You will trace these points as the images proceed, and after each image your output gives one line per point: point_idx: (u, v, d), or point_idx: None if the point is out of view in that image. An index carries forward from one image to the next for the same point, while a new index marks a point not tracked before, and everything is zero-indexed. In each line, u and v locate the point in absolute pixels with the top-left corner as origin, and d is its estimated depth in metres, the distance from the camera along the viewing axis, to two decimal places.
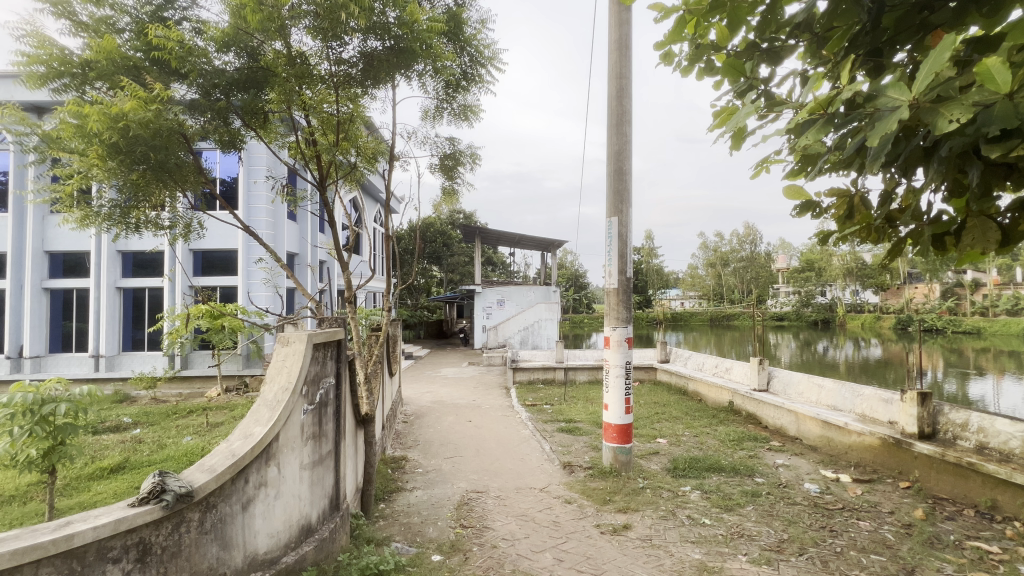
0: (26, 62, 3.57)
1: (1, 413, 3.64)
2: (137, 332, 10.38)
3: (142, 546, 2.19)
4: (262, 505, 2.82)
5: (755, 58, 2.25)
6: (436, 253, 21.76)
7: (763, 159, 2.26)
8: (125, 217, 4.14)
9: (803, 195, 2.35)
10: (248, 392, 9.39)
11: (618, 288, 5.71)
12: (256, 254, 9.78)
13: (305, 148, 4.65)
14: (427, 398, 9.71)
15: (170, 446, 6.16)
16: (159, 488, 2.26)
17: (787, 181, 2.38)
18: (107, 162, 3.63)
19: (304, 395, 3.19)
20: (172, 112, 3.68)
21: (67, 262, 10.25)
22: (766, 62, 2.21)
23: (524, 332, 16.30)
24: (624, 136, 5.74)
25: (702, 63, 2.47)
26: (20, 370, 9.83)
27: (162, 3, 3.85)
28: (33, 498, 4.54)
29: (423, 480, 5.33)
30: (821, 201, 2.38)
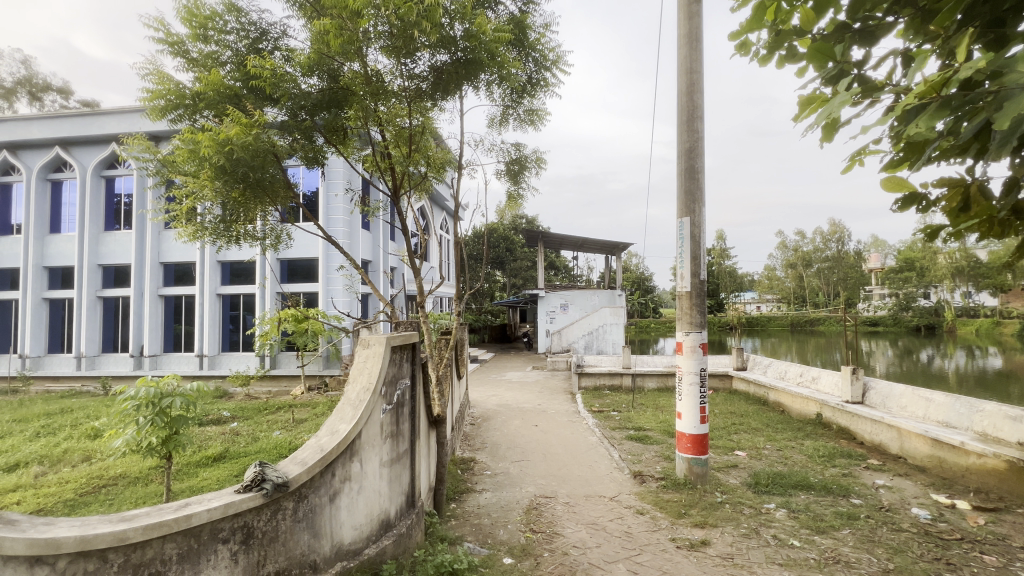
0: (150, 97, 4.10)
1: (131, 404, 4.21)
2: (234, 334, 11.42)
3: (246, 530, 2.42)
4: (347, 498, 2.99)
5: (846, 40, 2.07)
6: (499, 258, 22.08)
7: (858, 151, 2.07)
8: (228, 230, 4.60)
9: (906, 186, 2.12)
10: (327, 391, 10.02)
11: (691, 292, 5.46)
12: (336, 261, 10.46)
13: (380, 161, 4.93)
14: (494, 401, 9.85)
15: (263, 439, 6.72)
16: (260, 477, 2.48)
17: (886, 172, 2.18)
18: (215, 182, 4.05)
19: (383, 395, 3.34)
20: (266, 135, 4.02)
21: (178, 271, 11.54)
22: (859, 44, 2.03)
23: (589, 337, 16.04)
24: (696, 132, 5.51)
25: (783, 51, 2.31)
26: (142, 367, 11.23)
27: (258, 34, 4.23)
28: (153, 480, 5.15)
29: (492, 482, 5.40)
30: (928, 193, 2.14)
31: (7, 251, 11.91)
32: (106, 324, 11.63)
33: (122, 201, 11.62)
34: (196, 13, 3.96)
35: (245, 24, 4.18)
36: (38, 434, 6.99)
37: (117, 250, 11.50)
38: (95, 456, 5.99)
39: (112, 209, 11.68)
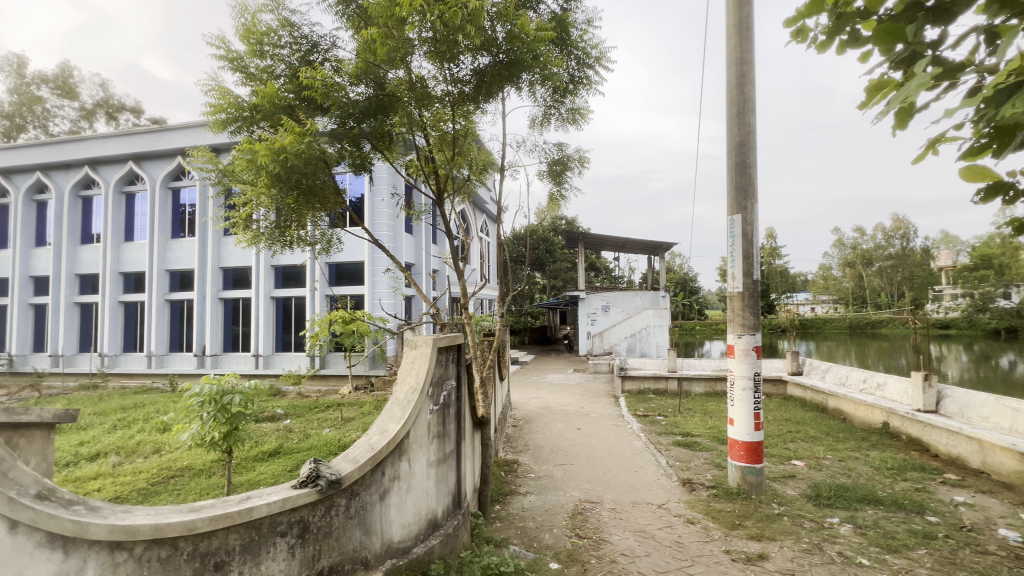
0: (213, 111, 4.35)
1: (196, 401, 4.47)
2: (286, 335, 11.94)
3: (302, 525, 2.51)
4: (396, 496, 3.04)
5: (917, 20, 1.84)
6: (539, 260, 22.07)
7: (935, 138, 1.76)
8: (282, 236, 4.82)
9: (991, 177, 1.84)
10: (373, 391, 10.29)
11: (743, 293, 5.21)
12: (381, 264, 10.75)
13: (424, 165, 5.01)
14: (535, 403, 9.80)
15: (314, 436, 6.99)
16: (315, 474, 2.55)
17: (964, 161, 1.85)
18: (271, 189, 4.24)
19: (430, 396, 3.37)
20: (316, 143, 4.16)
21: (236, 275, 12.21)
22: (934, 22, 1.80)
23: (631, 339, 15.72)
24: (747, 126, 5.27)
25: (843, 35, 2.04)
26: (204, 366, 11.96)
27: (309, 47, 4.41)
28: (216, 472, 5.46)
29: (536, 485, 5.36)
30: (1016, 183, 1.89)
31: (88, 258, 13.01)
32: (173, 325, 12.47)
33: (187, 210, 12.43)
34: (253, 29, 4.16)
35: (298, 38, 4.36)
36: (114, 426, 7.57)
37: (183, 256, 12.31)
38: (164, 448, 6.42)
39: (177, 218, 12.52)
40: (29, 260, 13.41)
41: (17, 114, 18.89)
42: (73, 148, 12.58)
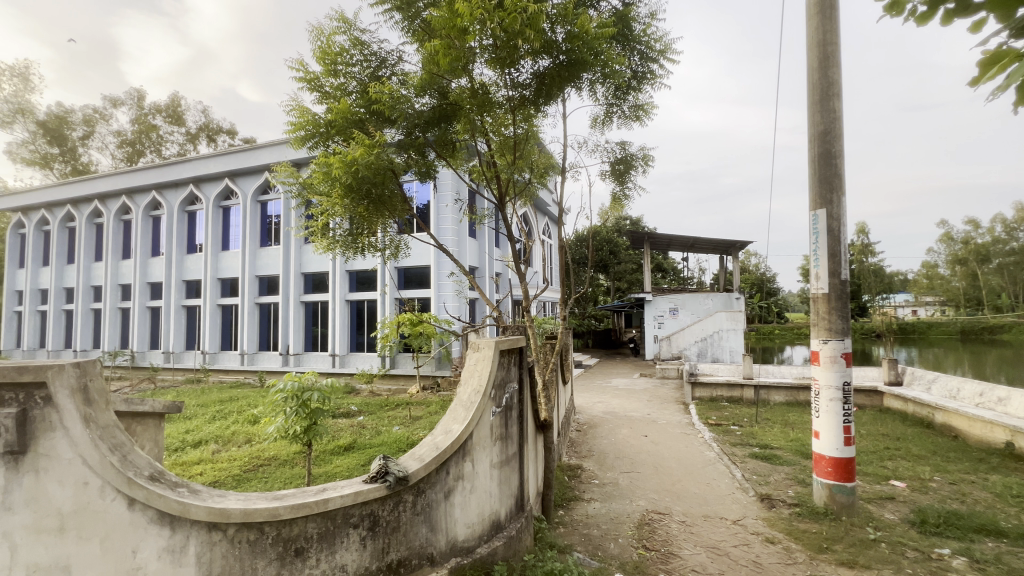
0: (294, 129, 4.71)
1: (280, 396, 4.86)
2: (359, 336, 12.63)
3: (372, 518, 2.63)
4: (460, 496, 3.10)
5: None
6: (603, 261, 21.66)
7: None
8: (355, 243, 5.10)
9: None
10: (440, 391, 10.60)
11: (829, 294, 4.78)
12: (446, 268, 11.07)
13: (486, 170, 5.10)
14: (600, 408, 9.60)
15: (385, 432, 7.32)
16: (384, 470, 2.67)
17: None
18: (344, 199, 4.51)
19: (493, 398, 3.39)
20: (385, 154, 4.37)
21: (315, 280, 13.13)
22: None
23: (702, 344, 14.95)
24: (832, 112, 4.83)
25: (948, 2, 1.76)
26: (288, 364, 12.95)
27: (378, 63, 4.65)
28: (298, 463, 5.88)
29: (601, 492, 5.23)
30: None
31: (193, 266, 14.58)
32: (262, 326, 13.64)
33: (273, 221, 13.56)
34: (328, 50, 4.46)
35: (368, 56, 4.61)
36: (213, 417, 8.42)
37: (270, 263, 13.43)
38: (254, 439, 7.02)
39: (265, 228, 13.68)
40: (147, 269, 15.29)
41: (137, 141, 21.68)
42: (181, 169, 14.18)
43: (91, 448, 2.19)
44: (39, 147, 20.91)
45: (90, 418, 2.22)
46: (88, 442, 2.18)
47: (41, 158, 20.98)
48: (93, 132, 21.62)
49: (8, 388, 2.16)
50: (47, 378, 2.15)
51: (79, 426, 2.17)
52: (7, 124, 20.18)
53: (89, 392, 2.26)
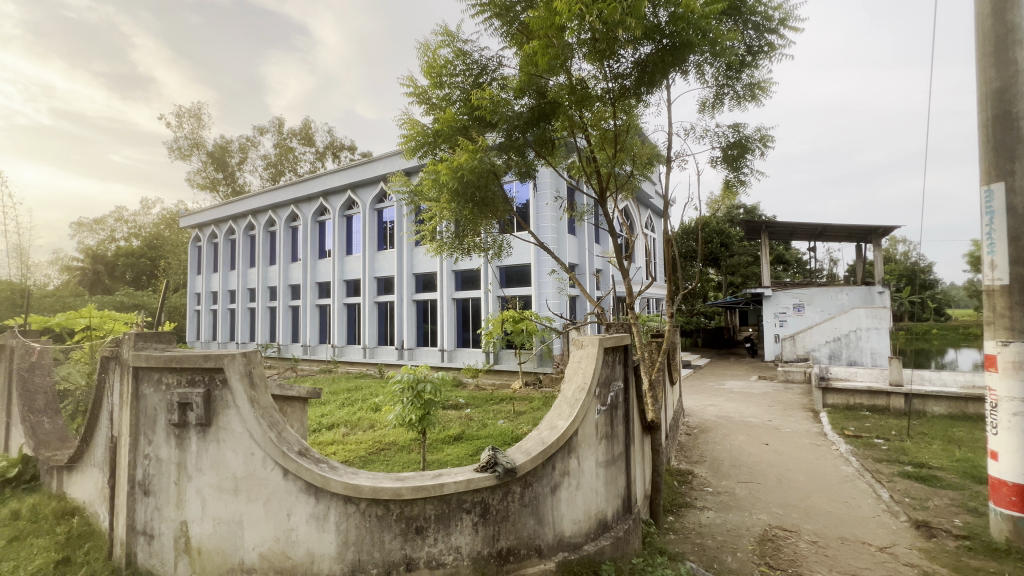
0: (406, 141, 5.11)
1: (398, 386, 5.32)
2: (465, 333, 13.26)
3: (483, 506, 2.76)
4: (567, 492, 3.11)
5: None
6: (713, 254, 20.16)
7: None
8: (461, 244, 5.38)
9: None
10: (542, 388, 10.73)
11: (1009, 286, 3.94)
12: (547, 266, 11.16)
13: (586, 166, 5.05)
14: (712, 412, 8.96)
15: (490, 425, 7.61)
16: (493, 460, 2.78)
17: None
18: (452, 203, 4.79)
19: (598, 396, 3.35)
20: (486, 159, 4.54)
21: (425, 280, 14.07)
22: None
23: (835, 344, 13.24)
24: (1013, 64, 3.96)
25: None
26: (403, 357, 14.07)
27: (479, 70, 4.82)
28: (414, 449, 6.37)
29: (715, 501, 4.90)
30: None
31: (324, 269, 16.51)
32: (380, 323, 15.00)
33: (388, 226, 14.79)
34: (435, 64, 4.75)
35: (470, 65, 4.81)
36: (343, 403, 9.48)
37: (386, 265, 14.69)
38: (376, 424, 7.76)
39: (382, 233, 14.99)
40: (288, 273, 17.65)
41: (279, 163, 25.12)
42: (313, 185, 16.12)
43: (255, 424, 2.61)
44: (209, 173, 25.25)
45: (255, 399, 2.64)
46: (253, 418, 2.61)
47: (210, 183, 25.31)
48: (247, 158, 25.52)
49: (199, 371, 2.71)
50: (224, 364, 2.64)
51: (247, 405, 2.61)
52: (187, 157, 24.69)
53: (253, 377, 2.68)
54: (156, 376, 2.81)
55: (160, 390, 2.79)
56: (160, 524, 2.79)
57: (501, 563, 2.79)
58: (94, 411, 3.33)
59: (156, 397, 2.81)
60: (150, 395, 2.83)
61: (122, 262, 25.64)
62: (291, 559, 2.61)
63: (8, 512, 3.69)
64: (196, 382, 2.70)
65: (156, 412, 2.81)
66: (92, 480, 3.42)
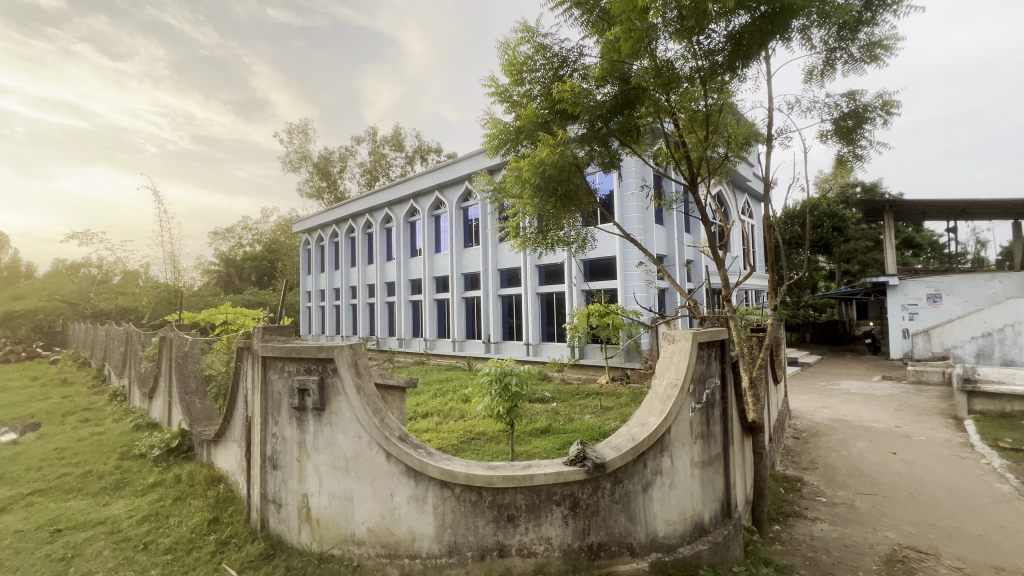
0: (489, 140, 5.23)
1: (486, 378, 5.50)
2: (550, 327, 13.30)
3: (573, 500, 2.76)
4: (660, 491, 3.00)
5: None
6: (824, 240, 18.13)
7: None
8: (545, 238, 5.40)
9: None
10: (630, 383, 10.44)
11: None
12: (633, 258, 10.80)
13: (675, 152, 4.80)
14: (825, 414, 8.09)
15: (577, 420, 7.58)
16: (582, 455, 2.78)
17: None
18: (534, 199, 4.81)
19: (692, 394, 3.18)
20: (568, 151, 4.49)
21: (510, 275, 14.31)
22: None
23: (983, 340, 11.31)
24: None
25: None
26: (490, 351, 14.49)
27: (560, 63, 4.74)
28: (502, 440, 6.54)
29: (830, 512, 4.44)
30: None
31: (416, 267, 17.49)
32: (468, 317, 15.57)
33: (473, 224, 15.26)
34: (515, 61, 4.79)
35: (550, 58, 4.76)
36: (435, 393, 10.01)
37: (472, 262, 15.19)
38: (467, 415, 8.09)
39: (468, 230, 15.51)
40: (384, 271, 18.97)
41: (373, 169, 27.01)
42: (404, 188, 17.13)
43: (362, 410, 2.86)
44: (315, 183, 27.88)
45: (361, 386, 2.89)
46: (359, 404, 2.86)
47: (316, 191, 27.95)
48: (346, 166, 27.79)
49: (315, 361, 3.02)
50: (335, 355, 2.92)
51: (355, 392, 2.87)
52: (297, 168, 27.49)
53: (359, 366, 2.93)
54: (279, 364, 3.18)
55: (283, 376, 3.16)
56: (286, 495, 3.17)
57: (592, 558, 2.78)
58: (233, 394, 3.85)
59: (280, 382, 3.18)
60: (275, 380, 3.21)
61: (248, 265, 29.29)
62: (395, 535, 2.81)
63: (172, 477, 4.42)
64: (312, 370, 3.02)
65: (280, 396, 3.18)
66: (233, 453, 3.97)
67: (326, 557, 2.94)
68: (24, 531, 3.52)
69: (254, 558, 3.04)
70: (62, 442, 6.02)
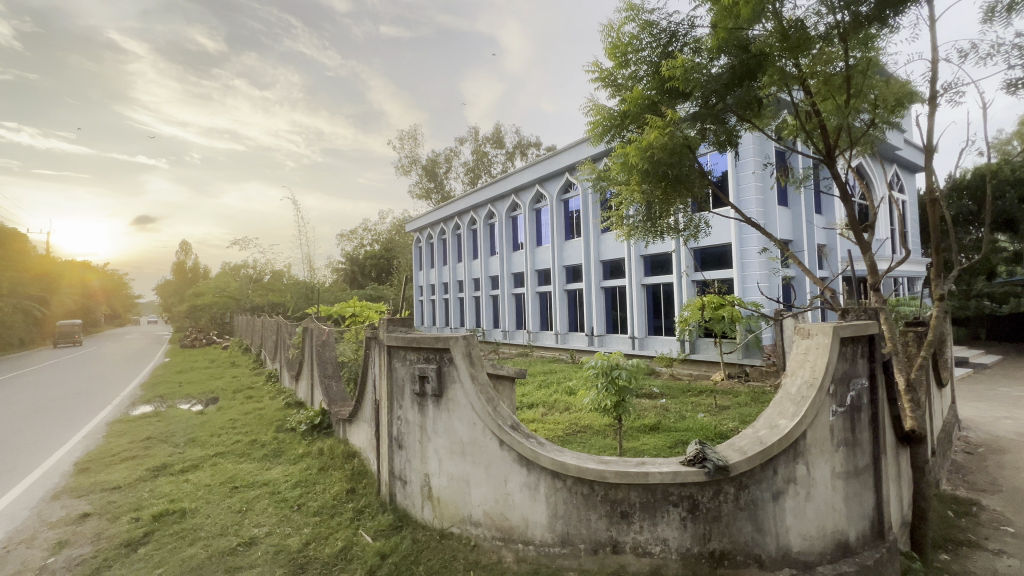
0: (592, 127, 5.13)
1: (592, 372, 5.43)
2: (657, 320, 12.69)
3: (692, 502, 2.61)
4: (794, 502, 2.71)
5: None
6: (1006, 215, 14.86)
7: None
8: (653, 227, 5.17)
9: None
10: (749, 381, 9.56)
11: None
12: (752, 245, 9.85)
13: (806, 123, 4.26)
14: (1009, 427, 6.65)
15: (690, 418, 7.15)
16: (701, 455, 2.62)
17: None
18: (642, 185, 4.62)
19: (833, 395, 2.81)
20: (679, 131, 4.23)
21: (613, 267, 13.92)
22: None
23: None
24: None
25: None
26: (593, 344, 14.32)
27: (668, 38, 4.46)
28: (609, 435, 6.42)
29: (1021, 547, 3.63)
30: None
31: (518, 260, 17.85)
32: (571, 310, 15.52)
33: (574, 215, 15.11)
34: (619, 43, 4.62)
35: (657, 34, 4.48)
36: (540, 385, 10.17)
37: (574, 254, 15.07)
38: (572, 407, 8.09)
39: (569, 222, 15.41)
40: (488, 265, 19.68)
41: (476, 167, 28.11)
42: (506, 183, 17.54)
43: (476, 397, 3.00)
44: (424, 184, 29.78)
45: (475, 374, 3.02)
46: (474, 392, 3.00)
47: (425, 192, 29.87)
48: (451, 167, 29.34)
49: (433, 350, 3.22)
50: (451, 345, 3.09)
51: (469, 380, 3.01)
52: (408, 172, 29.65)
53: (472, 356, 3.06)
54: (402, 352, 3.46)
55: (406, 364, 3.43)
56: (410, 472, 3.44)
57: (713, 565, 2.61)
58: (364, 378, 4.27)
59: (403, 369, 3.46)
60: (399, 367, 3.49)
61: (369, 263, 32.35)
62: (509, 520, 2.91)
63: (316, 449, 5.06)
64: (430, 359, 3.23)
65: (404, 381, 3.45)
66: (364, 431, 4.42)
67: (447, 534, 3.14)
68: (212, 485, 4.29)
69: (385, 528, 3.36)
70: (234, 414, 7.23)
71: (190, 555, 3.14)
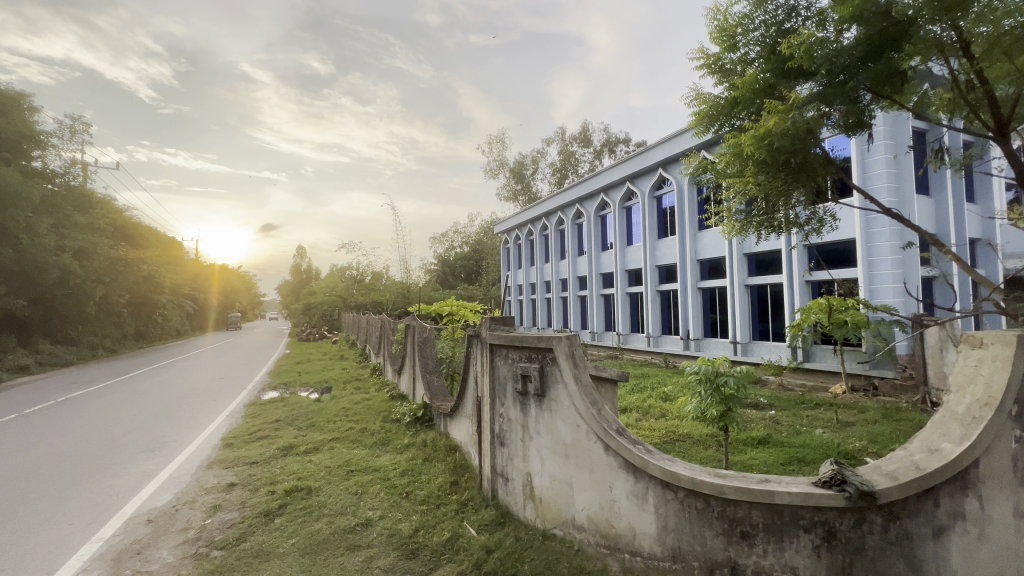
0: (697, 118, 4.82)
1: (694, 378, 5.08)
2: (762, 324, 11.63)
3: (828, 528, 2.31)
4: (961, 541, 2.29)
5: None
6: None
7: None
8: (767, 221, 4.74)
9: None
10: (879, 396, 8.38)
11: None
12: (884, 240, 8.63)
13: (962, 94, 3.62)
14: None
15: (807, 433, 6.44)
16: (839, 477, 2.30)
17: None
18: (757, 176, 4.25)
19: (1017, 419, 2.32)
20: (803, 115, 3.80)
21: (712, 266, 13.02)
22: None
23: None
24: None
25: None
26: (689, 348, 13.51)
27: (785, 14, 4.06)
28: (711, 445, 6.00)
29: None
30: None
31: (607, 260, 17.44)
32: (664, 312, 14.81)
33: (668, 213, 14.41)
34: (725, 26, 4.30)
35: (773, 11, 4.10)
36: (633, 389, 9.83)
37: (667, 253, 14.35)
38: (669, 414, 7.69)
39: (662, 220, 14.71)
40: (577, 265, 19.49)
41: (563, 167, 28.02)
42: (594, 182, 17.21)
43: (580, 399, 2.94)
44: (512, 186, 30.34)
45: (579, 375, 2.96)
46: (578, 394, 2.94)
47: (512, 194, 30.43)
48: (538, 168, 29.54)
49: (535, 350, 3.23)
50: (554, 345, 3.07)
51: (573, 382, 2.96)
52: (496, 175, 30.37)
53: (575, 357, 3.00)
54: (504, 351, 3.51)
55: (508, 363, 3.47)
56: (512, 470, 3.48)
57: None
58: (466, 374, 4.42)
59: (505, 368, 3.51)
60: (501, 365, 3.55)
61: (460, 264, 33.70)
62: (615, 528, 2.81)
63: (420, 440, 5.34)
64: (533, 359, 3.24)
65: (506, 380, 3.50)
66: (465, 426, 4.57)
67: (549, 535, 3.13)
68: (331, 467, 4.70)
69: (488, 523, 3.43)
70: (345, 403, 7.89)
71: (317, 529, 3.46)
